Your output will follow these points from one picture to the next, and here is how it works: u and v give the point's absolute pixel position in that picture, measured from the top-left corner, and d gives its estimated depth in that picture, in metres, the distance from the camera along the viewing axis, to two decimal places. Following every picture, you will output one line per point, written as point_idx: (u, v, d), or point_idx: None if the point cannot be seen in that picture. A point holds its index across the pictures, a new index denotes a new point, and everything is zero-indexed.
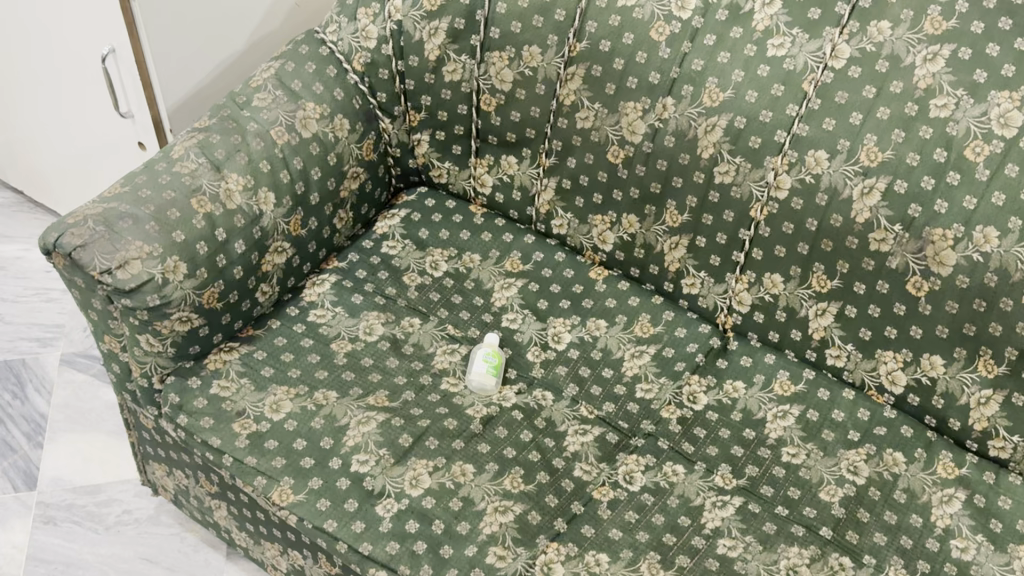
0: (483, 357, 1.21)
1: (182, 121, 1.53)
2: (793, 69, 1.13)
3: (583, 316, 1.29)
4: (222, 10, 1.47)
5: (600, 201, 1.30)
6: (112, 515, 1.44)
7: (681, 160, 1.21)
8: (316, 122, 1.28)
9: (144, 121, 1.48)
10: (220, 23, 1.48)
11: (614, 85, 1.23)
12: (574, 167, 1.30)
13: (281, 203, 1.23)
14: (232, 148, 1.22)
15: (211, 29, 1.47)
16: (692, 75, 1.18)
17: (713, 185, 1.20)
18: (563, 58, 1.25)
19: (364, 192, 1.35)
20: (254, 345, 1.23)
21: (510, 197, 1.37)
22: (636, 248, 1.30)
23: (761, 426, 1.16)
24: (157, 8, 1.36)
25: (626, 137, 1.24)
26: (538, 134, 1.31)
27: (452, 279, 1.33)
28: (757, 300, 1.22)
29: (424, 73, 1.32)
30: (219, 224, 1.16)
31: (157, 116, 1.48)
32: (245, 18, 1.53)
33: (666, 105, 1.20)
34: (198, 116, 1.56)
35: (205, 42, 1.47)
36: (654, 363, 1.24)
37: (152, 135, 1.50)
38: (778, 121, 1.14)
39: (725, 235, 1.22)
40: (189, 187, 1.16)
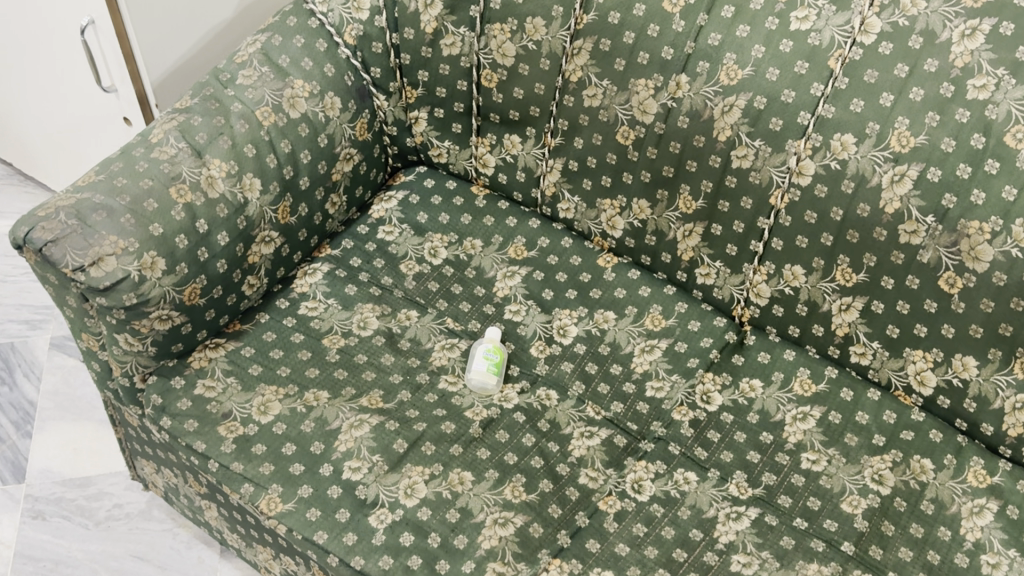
0: (484, 355, 1.14)
1: (169, 96, 1.46)
2: (818, 45, 1.04)
3: (591, 308, 1.22)
4: None
5: (609, 184, 1.22)
6: (103, 510, 1.39)
7: (695, 142, 1.13)
8: (306, 101, 1.20)
9: (127, 95, 1.41)
10: None
11: (624, 61, 1.14)
12: (581, 148, 1.22)
13: (268, 190, 1.15)
14: (215, 131, 1.14)
15: None
16: (708, 50, 1.09)
17: (730, 170, 1.12)
18: (569, 31, 1.16)
19: (358, 175, 1.27)
20: (242, 341, 1.16)
21: (513, 178, 1.29)
22: (647, 235, 1.21)
23: (779, 429, 1.09)
24: None
25: (637, 117, 1.16)
26: (543, 112, 1.22)
27: (453, 268, 1.26)
28: (777, 293, 1.14)
29: (420, 47, 1.23)
30: (200, 215, 1.09)
31: (141, 90, 1.40)
32: None
33: (679, 82, 1.12)
34: (186, 89, 1.48)
35: (192, 11, 1.39)
36: (666, 359, 1.17)
37: (137, 110, 1.43)
38: (801, 101, 1.06)
39: (743, 223, 1.13)
40: (168, 175, 1.09)
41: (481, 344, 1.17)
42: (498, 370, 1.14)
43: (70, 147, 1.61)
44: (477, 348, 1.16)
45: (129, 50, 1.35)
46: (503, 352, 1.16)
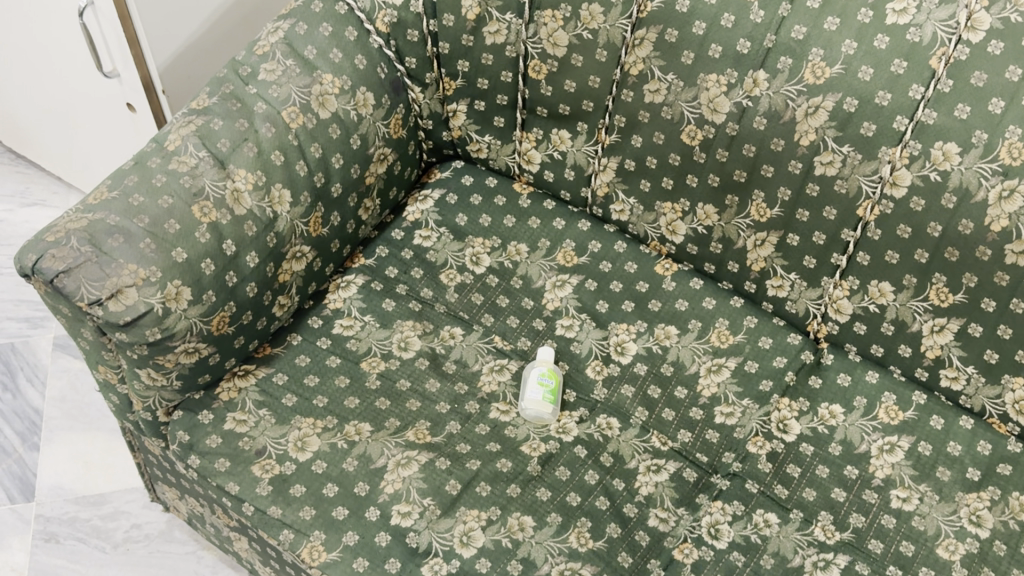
0: (538, 382, 1.04)
1: (173, 81, 1.33)
2: (918, 42, 0.93)
3: (650, 322, 1.12)
4: None
5: (671, 186, 1.11)
6: (120, 531, 1.30)
7: (773, 146, 1.02)
8: (337, 98, 1.08)
9: (130, 82, 1.28)
10: None
11: (693, 54, 1.02)
12: (640, 147, 1.10)
13: (298, 202, 1.04)
14: (237, 137, 1.03)
15: None
16: (790, 45, 0.97)
17: (812, 177, 1.01)
18: (631, 19, 1.03)
19: (393, 176, 1.16)
20: (273, 367, 1.06)
21: (561, 176, 1.18)
22: (713, 242, 1.11)
23: (865, 463, 1.01)
24: None
25: (706, 116, 1.04)
26: (597, 107, 1.11)
27: (498, 277, 1.15)
28: (859, 310, 1.05)
29: (461, 35, 1.11)
30: (226, 235, 0.98)
31: (146, 75, 1.27)
32: None
33: (757, 80, 1.00)
34: (193, 73, 1.35)
35: None
36: (735, 381, 1.08)
37: (142, 98, 1.30)
38: (898, 105, 0.94)
39: (824, 234, 1.03)
40: (189, 190, 0.98)
41: (534, 367, 1.07)
42: (554, 398, 1.04)
43: (68, 130, 1.48)
44: (530, 372, 1.07)
45: (132, 33, 1.21)
46: (558, 377, 1.06)
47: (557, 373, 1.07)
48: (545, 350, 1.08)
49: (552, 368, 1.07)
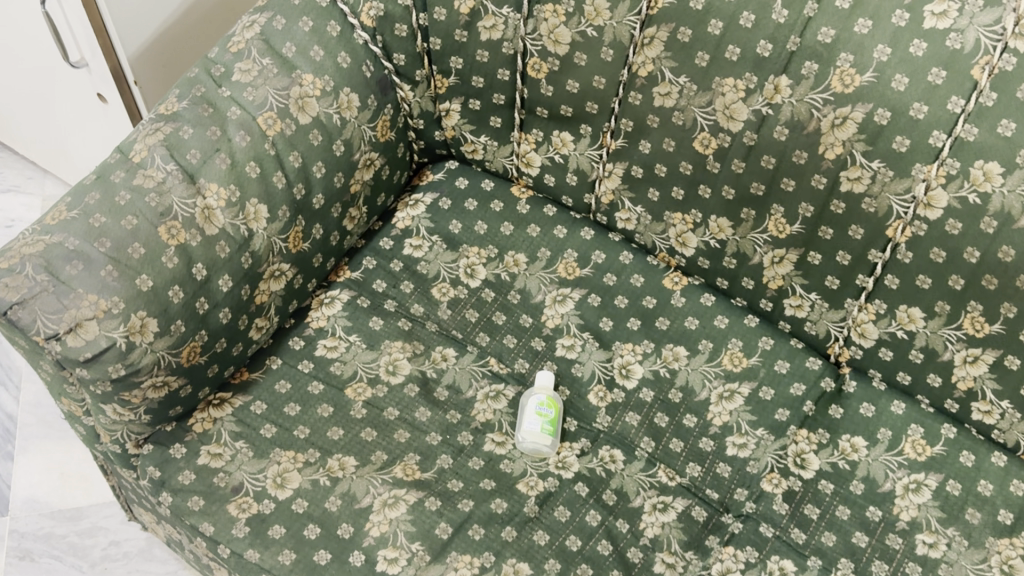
0: (535, 412, 0.96)
1: (145, 67, 1.24)
2: (960, 49, 0.83)
3: (658, 342, 1.04)
4: None
5: (681, 196, 1.02)
6: (97, 549, 1.23)
7: (795, 158, 0.93)
8: (318, 101, 0.99)
9: (99, 70, 1.19)
10: None
11: (708, 55, 0.93)
12: (648, 154, 1.01)
13: (276, 217, 0.96)
14: (208, 146, 0.93)
15: None
16: (816, 49, 0.88)
17: (837, 194, 0.92)
18: (640, 16, 0.94)
19: (380, 181, 1.07)
20: (250, 395, 0.98)
21: (563, 180, 1.09)
22: (726, 257, 1.03)
23: (888, 503, 0.94)
24: None
25: (721, 124, 0.95)
26: (602, 109, 1.02)
27: (494, 292, 1.07)
28: (885, 335, 0.97)
29: (453, 29, 1.02)
30: (196, 258, 0.90)
31: (116, 65, 1.18)
32: None
33: (778, 86, 0.91)
34: (168, 59, 1.26)
35: None
36: (749, 408, 1.00)
37: (113, 88, 1.21)
38: (934, 118, 0.85)
39: (848, 254, 0.95)
40: (156, 209, 0.89)
41: (533, 395, 0.99)
42: (553, 429, 0.96)
43: (39, 116, 1.39)
44: (528, 400, 0.99)
45: (99, 21, 1.12)
46: (558, 405, 0.98)
47: (556, 401, 0.99)
48: (543, 375, 1.00)
49: (551, 396, 0.99)
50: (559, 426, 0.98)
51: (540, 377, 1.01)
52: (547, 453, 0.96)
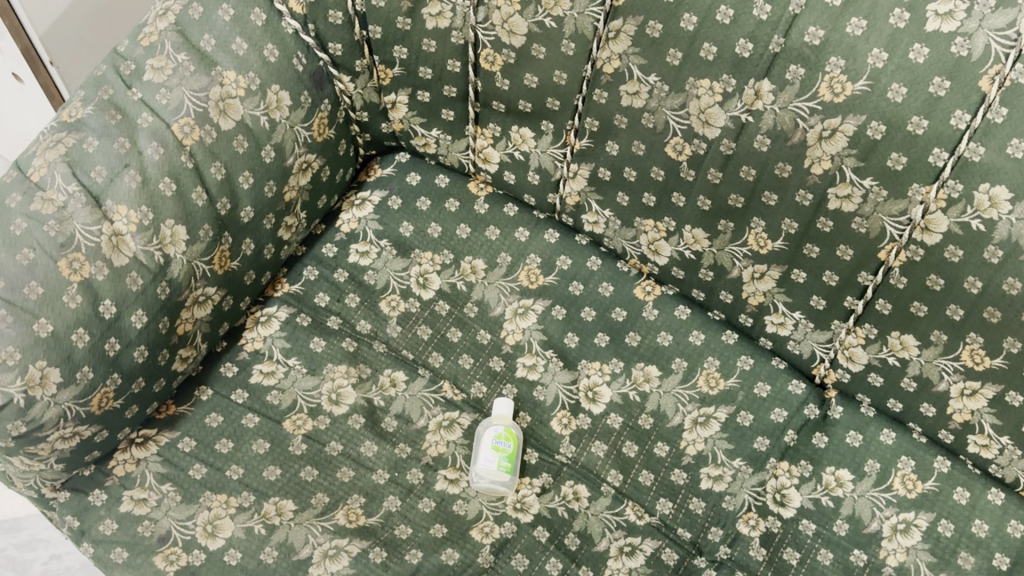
0: (493, 447, 0.88)
1: (64, 44, 1.11)
2: (966, 57, 0.71)
3: (627, 361, 0.95)
4: None
5: (653, 203, 0.91)
6: (38, 563, 1.17)
7: (777, 171, 0.82)
8: (241, 102, 0.87)
9: (8, 49, 1.06)
10: None
11: (681, 53, 0.81)
12: (616, 156, 0.91)
13: (197, 238, 0.86)
14: (116, 161, 0.82)
15: None
16: (803, 51, 0.76)
17: (824, 211, 0.82)
18: (603, 7, 0.82)
19: (320, 183, 0.96)
20: (178, 432, 0.89)
21: (524, 178, 0.98)
22: (702, 269, 0.93)
23: (874, 546, 0.86)
24: None
25: (696, 129, 0.84)
26: (564, 106, 0.90)
27: (448, 304, 0.97)
28: (876, 361, 0.88)
29: (395, 17, 0.90)
30: (103, 295, 0.80)
31: (26, 44, 1.05)
32: None
33: (759, 91, 0.80)
34: (88, 32, 1.13)
35: None
36: (725, 436, 0.92)
37: (25, 68, 1.08)
38: (936, 134, 0.74)
39: (836, 275, 0.85)
40: (55, 239, 0.78)
41: (489, 426, 0.90)
42: (512, 466, 0.88)
43: None
44: (484, 431, 0.90)
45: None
46: (517, 439, 0.90)
47: (515, 432, 0.90)
48: (501, 403, 0.91)
49: (510, 427, 0.90)
50: (517, 461, 0.90)
51: (498, 403, 0.92)
52: (504, 493, 0.88)
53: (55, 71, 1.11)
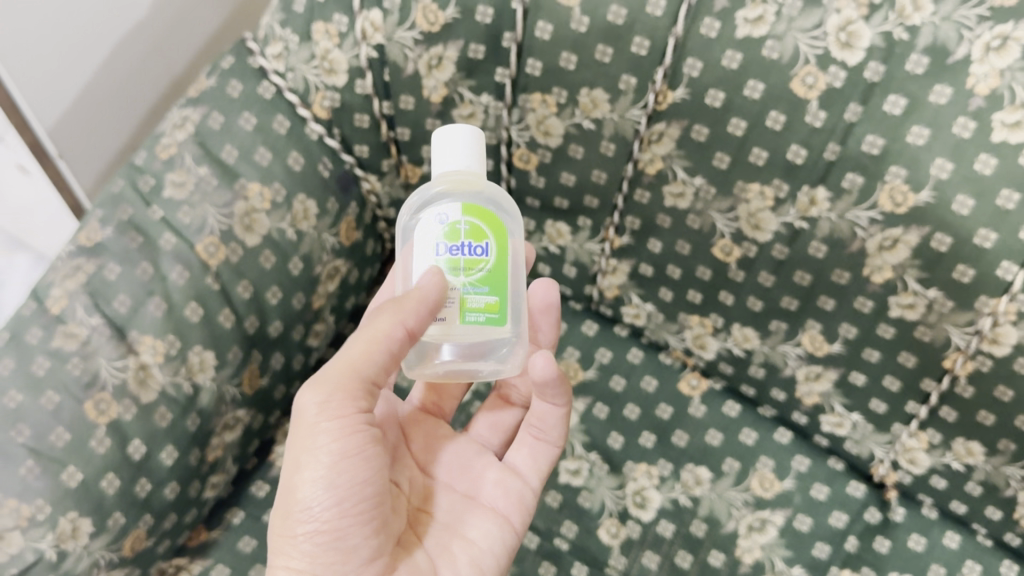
0: (451, 239, 0.59)
1: (88, 161, 1.03)
2: None
3: (676, 463, 0.92)
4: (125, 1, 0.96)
5: (699, 300, 0.89)
6: None
7: (835, 277, 0.79)
8: (267, 216, 0.85)
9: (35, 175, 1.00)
10: (127, 16, 0.97)
11: (729, 157, 0.78)
12: (659, 253, 0.88)
13: (225, 363, 0.83)
14: (140, 289, 0.79)
15: (115, 29, 0.96)
16: (861, 160, 0.72)
17: (886, 318, 0.78)
18: (645, 109, 0.79)
19: (347, 287, 0.97)
20: (211, 558, 0.87)
21: (560, 271, 0.97)
22: (753, 366, 0.90)
23: None
24: (20, 47, 0.86)
25: (745, 232, 0.81)
26: (603, 205, 0.88)
27: None
28: (940, 465, 0.83)
29: (425, 118, 0.88)
30: (133, 435, 0.76)
31: (55, 173, 1.00)
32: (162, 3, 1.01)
33: (814, 198, 0.76)
34: (114, 147, 1.05)
35: (114, 45, 0.97)
36: (783, 543, 0.88)
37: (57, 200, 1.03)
38: (1005, 249, 0.70)
39: (898, 381, 0.81)
40: (80, 379, 0.75)
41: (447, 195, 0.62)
42: (493, 283, 0.60)
43: None
44: (427, 200, 0.63)
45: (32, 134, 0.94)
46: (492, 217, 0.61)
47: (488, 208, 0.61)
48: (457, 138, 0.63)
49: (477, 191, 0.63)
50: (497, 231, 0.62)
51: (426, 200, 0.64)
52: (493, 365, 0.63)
53: (82, 194, 1.04)
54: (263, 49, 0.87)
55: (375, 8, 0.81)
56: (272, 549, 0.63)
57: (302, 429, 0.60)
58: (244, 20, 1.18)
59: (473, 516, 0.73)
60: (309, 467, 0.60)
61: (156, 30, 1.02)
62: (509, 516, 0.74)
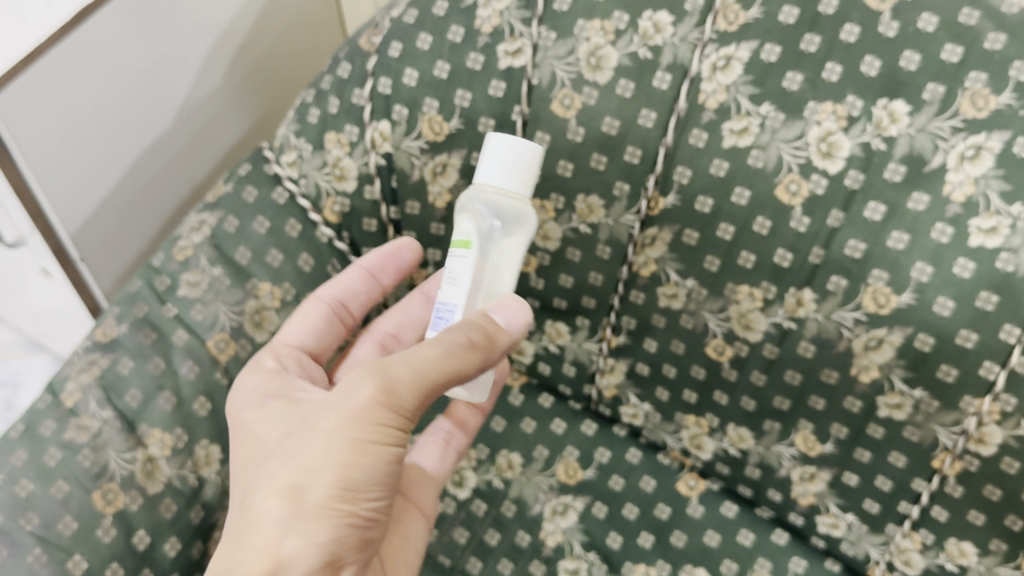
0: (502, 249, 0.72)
1: (108, 264, 1.07)
2: (1012, 272, 0.69)
3: (675, 563, 0.91)
4: (150, 115, 1.02)
5: (694, 400, 0.91)
6: None
7: (824, 376, 0.81)
8: (276, 314, 0.89)
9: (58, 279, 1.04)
10: (151, 129, 1.03)
11: (718, 260, 0.81)
12: (654, 353, 0.90)
13: (230, 456, 0.85)
14: (151, 384, 0.82)
15: (140, 141, 1.02)
16: (845, 263, 0.75)
17: (875, 418, 0.80)
18: (639, 214, 0.83)
19: None
20: None
21: (559, 370, 1.00)
22: (749, 466, 0.91)
23: None
24: (53, 158, 0.90)
25: (737, 332, 0.84)
26: (600, 304, 0.91)
27: (485, 503, 0.95)
28: (935, 566, 0.83)
29: (430, 222, 0.92)
30: (138, 525, 0.78)
31: (77, 277, 1.03)
32: (184, 117, 1.08)
33: (801, 300, 0.79)
34: (132, 252, 1.10)
35: (138, 156, 1.03)
36: None
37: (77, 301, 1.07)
38: (986, 349, 0.72)
39: (890, 481, 0.82)
40: (89, 470, 0.77)
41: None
42: None
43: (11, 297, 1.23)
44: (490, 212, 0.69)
45: (58, 241, 0.98)
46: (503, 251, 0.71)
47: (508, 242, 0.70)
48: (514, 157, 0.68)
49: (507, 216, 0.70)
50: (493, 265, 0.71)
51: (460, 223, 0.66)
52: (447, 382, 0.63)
53: (101, 296, 1.08)
54: (279, 157, 0.92)
55: (384, 119, 0.87)
56: (282, 519, 0.58)
57: (380, 427, 0.59)
58: (252, 137, 1.24)
59: (407, 515, 0.75)
60: (374, 455, 0.59)
61: (177, 142, 1.09)
62: (428, 511, 0.77)
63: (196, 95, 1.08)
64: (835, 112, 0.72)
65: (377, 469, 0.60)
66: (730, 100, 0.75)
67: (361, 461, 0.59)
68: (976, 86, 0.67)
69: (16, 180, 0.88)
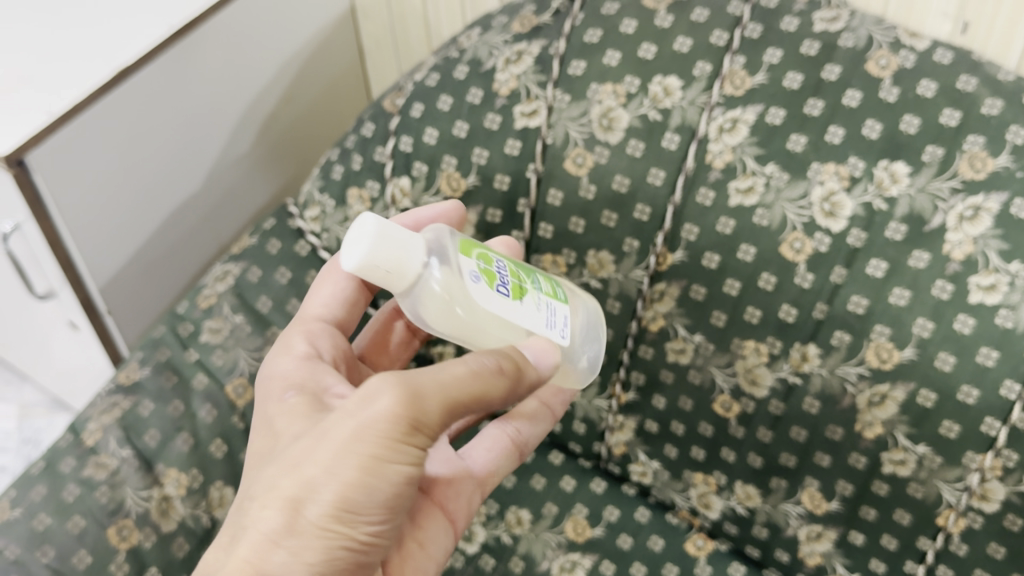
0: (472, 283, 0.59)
1: (135, 316, 1.09)
2: (1011, 329, 0.71)
3: None
4: (183, 172, 1.06)
5: (702, 457, 0.92)
6: None
7: (829, 433, 0.82)
8: None
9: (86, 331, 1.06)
10: (183, 186, 1.07)
11: (725, 315, 0.83)
12: (663, 409, 0.92)
13: None
14: (170, 425, 0.84)
15: (172, 196, 1.06)
16: (847, 318, 0.77)
17: (880, 475, 0.80)
18: (648, 270, 0.85)
19: None
20: None
21: (570, 428, 1.01)
22: (756, 525, 0.92)
23: None
24: (88, 212, 0.94)
25: (743, 388, 0.85)
26: (610, 360, 0.93)
27: (493, 557, 0.95)
28: None
29: None
30: (150, 563, 0.79)
31: (104, 329, 1.06)
32: (215, 176, 1.12)
33: (806, 355, 0.80)
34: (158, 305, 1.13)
35: (169, 211, 1.07)
36: None
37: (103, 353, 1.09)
38: (988, 405, 0.73)
39: (895, 539, 0.83)
40: (106, 506, 0.79)
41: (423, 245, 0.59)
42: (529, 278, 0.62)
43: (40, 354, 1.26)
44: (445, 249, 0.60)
45: (88, 292, 1.01)
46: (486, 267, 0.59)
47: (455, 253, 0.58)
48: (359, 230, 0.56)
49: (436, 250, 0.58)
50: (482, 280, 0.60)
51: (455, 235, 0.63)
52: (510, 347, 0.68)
53: (126, 348, 1.10)
54: (303, 213, 0.96)
55: (404, 175, 0.91)
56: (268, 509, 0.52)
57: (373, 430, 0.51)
58: (279, 201, 1.28)
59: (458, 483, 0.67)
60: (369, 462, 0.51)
61: (207, 201, 1.13)
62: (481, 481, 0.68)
63: (227, 155, 1.12)
64: (837, 172, 0.75)
65: (380, 459, 0.51)
66: (736, 160, 0.79)
67: (354, 453, 0.51)
68: (973, 149, 0.71)
69: (52, 232, 0.91)
